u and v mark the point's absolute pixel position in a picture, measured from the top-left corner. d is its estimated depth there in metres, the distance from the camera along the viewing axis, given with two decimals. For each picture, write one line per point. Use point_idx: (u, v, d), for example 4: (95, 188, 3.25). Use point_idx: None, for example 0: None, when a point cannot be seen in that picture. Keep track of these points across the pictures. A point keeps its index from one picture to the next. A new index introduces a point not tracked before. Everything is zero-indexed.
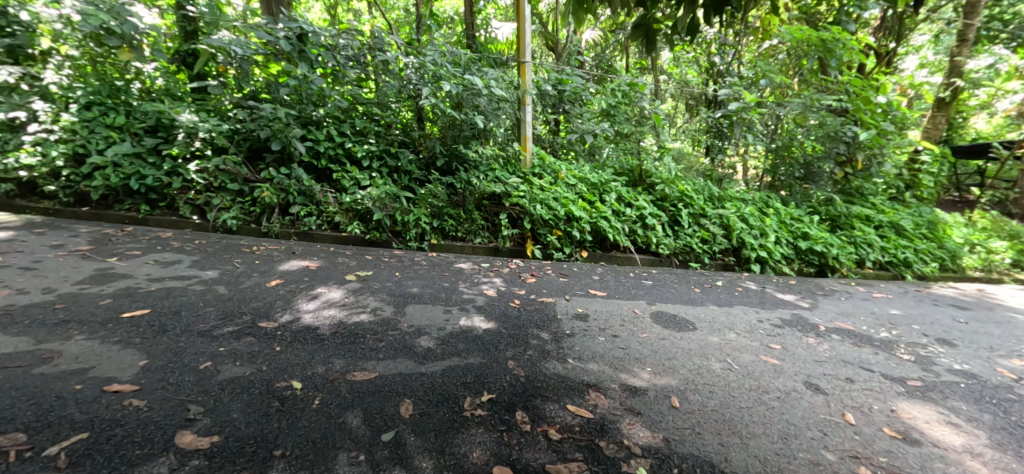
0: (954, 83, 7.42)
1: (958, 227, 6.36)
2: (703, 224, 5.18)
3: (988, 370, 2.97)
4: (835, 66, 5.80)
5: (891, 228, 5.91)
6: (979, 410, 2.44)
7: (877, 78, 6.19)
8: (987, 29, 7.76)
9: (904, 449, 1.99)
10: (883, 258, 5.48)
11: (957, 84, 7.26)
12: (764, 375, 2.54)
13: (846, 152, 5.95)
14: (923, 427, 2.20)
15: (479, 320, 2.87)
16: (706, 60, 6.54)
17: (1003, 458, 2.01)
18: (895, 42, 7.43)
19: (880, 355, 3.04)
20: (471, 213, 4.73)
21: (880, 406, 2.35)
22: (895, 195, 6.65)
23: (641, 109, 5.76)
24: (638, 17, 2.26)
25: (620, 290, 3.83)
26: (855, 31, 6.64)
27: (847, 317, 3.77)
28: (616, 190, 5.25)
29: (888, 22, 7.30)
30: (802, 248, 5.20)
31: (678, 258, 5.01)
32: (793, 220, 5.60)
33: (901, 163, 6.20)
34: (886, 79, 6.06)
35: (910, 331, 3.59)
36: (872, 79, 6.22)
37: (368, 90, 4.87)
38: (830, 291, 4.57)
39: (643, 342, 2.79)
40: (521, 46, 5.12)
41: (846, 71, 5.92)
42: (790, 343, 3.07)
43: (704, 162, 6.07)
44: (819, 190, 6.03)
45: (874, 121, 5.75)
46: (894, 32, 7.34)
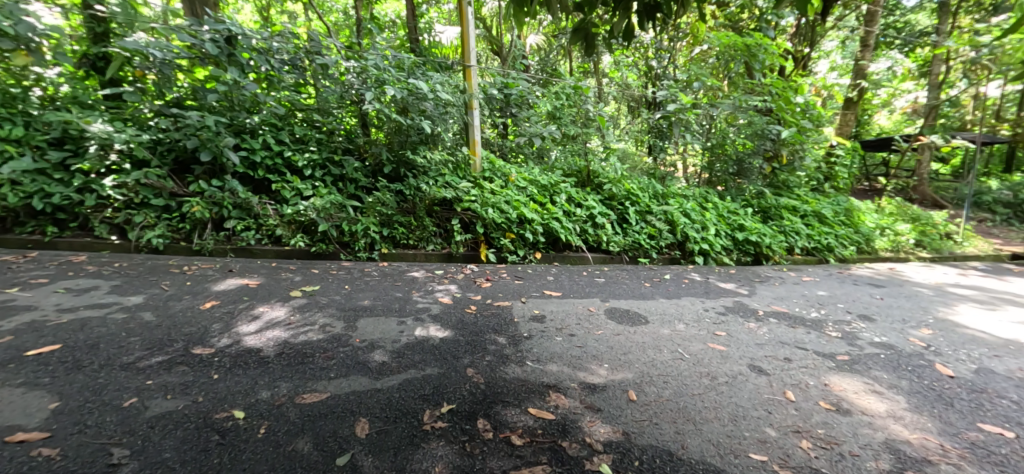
0: (859, 84, 8.15)
1: (870, 213, 7.01)
2: (650, 220, 5.39)
3: (902, 340, 3.29)
4: (759, 69, 6.27)
5: (815, 216, 6.42)
6: (898, 377, 2.68)
7: (795, 80, 6.75)
8: (883, 36, 8.63)
9: (838, 419, 2.15)
10: (809, 245, 5.93)
11: (862, 85, 8.03)
12: (712, 362, 2.66)
13: (773, 149, 6.42)
14: (853, 397, 2.39)
15: (435, 329, 2.80)
16: (645, 64, 6.78)
17: (920, 419, 2.22)
18: (808, 48, 8.18)
19: (812, 333, 3.30)
20: (423, 220, 4.66)
21: (814, 381, 2.53)
22: (817, 187, 7.25)
23: (585, 111, 5.84)
24: (578, 21, 2.32)
25: (574, 289, 3.89)
26: (775, 38, 7.19)
27: (782, 300, 4.06)
28: (566, 191, 5.36)
29: (802, 29, 8.08)
30: (739, 239, 5.53)
31: (628, 255, 5.16)
32: (730, 213, 5.96)
33: (819, 157, 6.75)
34: (803, 81, 6.63)
35: (836, 309, 3.91)
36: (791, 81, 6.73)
37: (308, 96, 4.67)
38: (766, 278, 4.89)
39: (598, 339, 2.84)
40: (465, 49, 5.10)
41: (769, 75, 6.43)
42: (734, 330, 3.24)
43: (648, 161, 6.34)
44: (751, 185, 6.45)
45: (794, 120, 6.25)
46: (807, 38, 8.11)
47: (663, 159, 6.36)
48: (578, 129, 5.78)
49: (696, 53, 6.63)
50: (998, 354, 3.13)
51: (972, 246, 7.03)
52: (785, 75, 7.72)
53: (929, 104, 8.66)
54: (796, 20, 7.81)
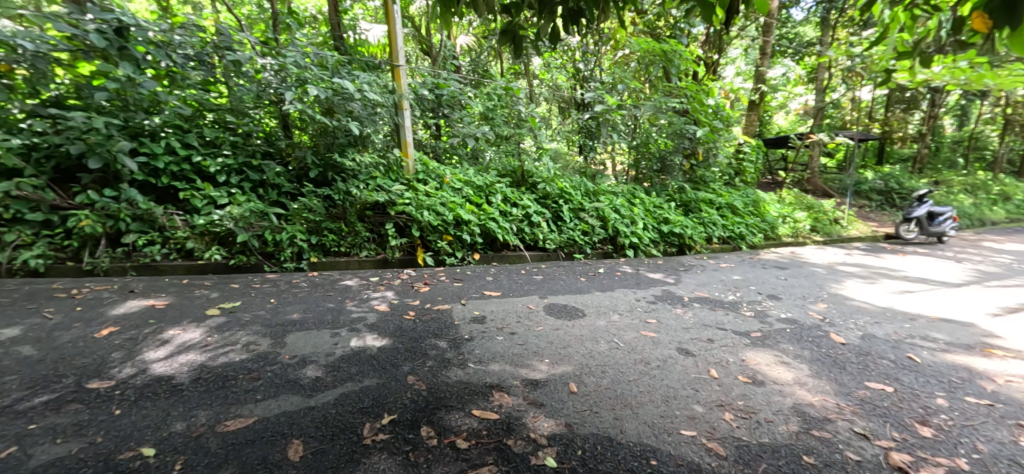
0: (760, 88, 9.01)
1: (774, 204, 7.77)
2: (583, 217, 5.59)
3: (804, 314, 3.69)
4: (675, 73, 6.72)
5: (728, 208, 7.00)
6: (802, 348, 3.00)
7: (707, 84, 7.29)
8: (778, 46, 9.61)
9: (755, 390, 2.36)
10: (725, 234, 6.46)
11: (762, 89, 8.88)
12: (645, 348, 2.81)
13: (690, 147, 6.90)
14: (766, 370, 2.64)
15: (372, 339, 2.70)
16: (573, 66, 7.02)
17: (821, 383, 2.50)
18: (717, 54, 8.92)
19: (730, 315, 3.60)
20: (354, 225, 4.48)
21: (734, 358, 2.76)
22: (729, 181, 7.91)
23: (518, 112, 5.85)
24: (505, 23, 2.35)
25: (513, 287, 3.92)
26: (688, 45, 7.70)
27: (704, 286, 4.39)
28: (501, 191, 5.39)
29: (710, 38, 8.82)
30: (665, 232, 5.90)
31: (564, 251, 5.31)
32: (656, 207, 6.34)
33: (730, 154, 7.37)
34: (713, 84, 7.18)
35: (749, 291, 4.30)
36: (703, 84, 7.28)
37: (220, 95, 4.34)
38: (689, 266, 5.26)
39: (538, 335, 2.89)
40: (393, 48, 4.96)
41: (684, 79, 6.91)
42: (663, 316, 3.45)
43: (579, 160, 6.57)
44: (673, 180, 6.90)
45: (708, 120, 6.77)
46: (715, 45, 8.85)
47: (592, 157, 6.60)
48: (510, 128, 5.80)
49: (619, 57, 6.96)
50: (879, 321, 3.60)
51: (855, 229, 8.03)
52: (698, 79, 8.34)
53: (817, 106, 9.78)
54: (705, 29, 8.46)
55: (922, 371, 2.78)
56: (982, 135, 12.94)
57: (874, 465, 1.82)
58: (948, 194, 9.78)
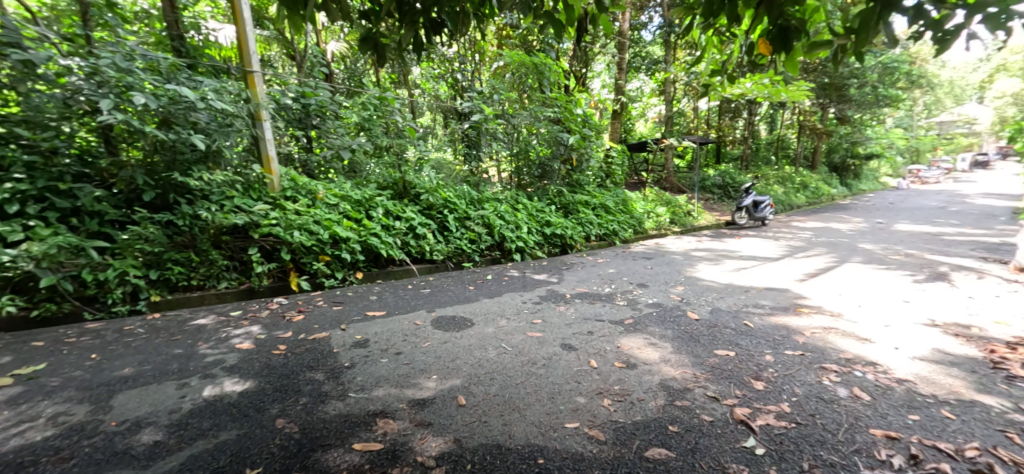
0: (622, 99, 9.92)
1: (641, 201, 8.63)
2: (469, 226, 5.61)
3: (665, 297, 4.18)
4: (547, 85, 7.15)
5: (602, 208, 7.63)
6: (666, 328, 3.38)
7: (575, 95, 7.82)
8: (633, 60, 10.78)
9: (628, 373, 2.59)
10: (601, 231, 7.04)
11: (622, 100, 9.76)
12: (531, 349, 2.91)
13: (566, 153, 7.39)
14: (637, 352, 2.91)
15: (231, 384, 2.36)
16: (450, 77, 7.12)
17: (681, 358, 2.83)
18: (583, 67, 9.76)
19: (606, 306, 3.91)
20: (209, 254, 3.91)
21: (610, 346, 2.99)
22: (601, 183, 8.62)
23: (395, 123, 5.70)
24: (365, 31, 2.27)
25: (399, 305, 3.76)
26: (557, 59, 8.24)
27: (584, 282, 4.70)
28: (382, 204, 5.15)
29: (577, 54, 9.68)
30: (548, 234, 6.21)
31: (452, 261, 5.29)
32: (538, 211, 6.64)
33: (600, 159, 8.07)
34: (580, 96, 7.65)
35: (621, 282, 4.73)
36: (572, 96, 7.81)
37: (7, 101, 3.36)
38: (570, 265, 5.61)
39: (426, 351, 2.81)
40: (243, 52, 4.50)
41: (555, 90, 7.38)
42: (548, 316, 3.60)
43: (463, 169, 6.58)
44: (553, 184, 7.33)
45: (577, 128, 7.32)
46: (581, 60, 9.67)
47: (478, 165, 6.70)
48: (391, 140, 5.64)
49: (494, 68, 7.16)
50: (723, 296, 4.22)
51: (705, 219, 9.38)
52: (567, 90, 8.96)
53: (667, 115, 11.22)
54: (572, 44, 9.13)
55: (755, 334, 3.31)
56: (785, 137, 16.03)
57: (723, 423, 2.11)
58: (766, 186, 11.91)
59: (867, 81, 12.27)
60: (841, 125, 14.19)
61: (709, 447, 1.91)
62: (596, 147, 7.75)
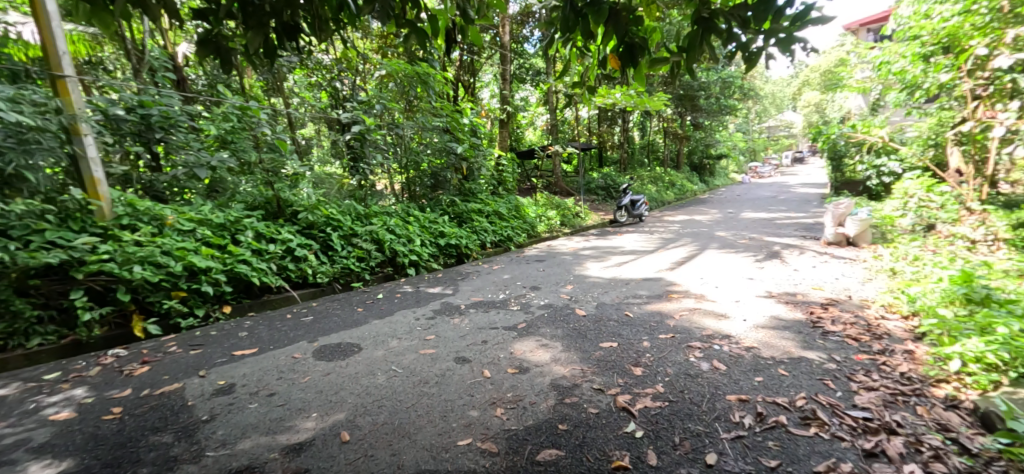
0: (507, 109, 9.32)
1: (533, 207, 8.78)
2: (356, 243, 5.26)
3: (555, 297, 4.37)
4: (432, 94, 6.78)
5: (495, 215, 7.71)
6: (557, 328, 3.53)
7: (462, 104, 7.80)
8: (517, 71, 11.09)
9: (521, 379, 2.64)
10: (496, 238, 7.15)
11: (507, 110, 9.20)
12: (423, 367, 2.81)
13: (457, 163, 7.28)
14: (529, 355, 2.99)
15: (40, 468, 1.89)
16: (330, 86, 6.38)
17: (570, 355, 2.99)
18: (471, 77, 9.94)
19: (501, 313, 3.95)
20: (10, 305, 3.08)
21: (504, 353, 3.03)
22: (494, 191, 8.59)
23: (262, 136, 5.07)
24: (203, 32, 1.99)
25: (273, 339, 3.37)
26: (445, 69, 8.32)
27: (479, 291, 4.68)
28: (252, 226, 4.58)
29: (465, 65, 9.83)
30: (442, 245, 6.11)
31: (339, 283, 4.95)
32: (431, 223, 6.46)
33: (491, 168, 8.11)
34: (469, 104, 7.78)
35: (515, 287, 4.81)
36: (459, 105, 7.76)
37: None
38: (465, 275, 5.56)
39: (305, 388, 2.55)
40: (47, 51, 3.67)
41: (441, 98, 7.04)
42: (442, 330, 3.53)
43: (350, 183, 6.17)
44: (447, 194, 7.22)
45: (465, 137, 7.21)
46: (469, 70, 9.84)
47: (372, 177, 6.32)
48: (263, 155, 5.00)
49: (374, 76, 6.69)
50: (607, 290, 4.53)
51: (590, 219, 9.97)
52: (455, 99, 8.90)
53: (551, 124, 11.87)
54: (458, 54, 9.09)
55: (634, 323, 3.62)
56: (654, 142, 17.90)
57: (607, 413, 2.31)
58: (641, 186, 13.22)
59: (711, 93, 14.50)
60: (697, 130, 16.28)
61: (595, 439, 2.06)
62: (486, 155, 7.73)
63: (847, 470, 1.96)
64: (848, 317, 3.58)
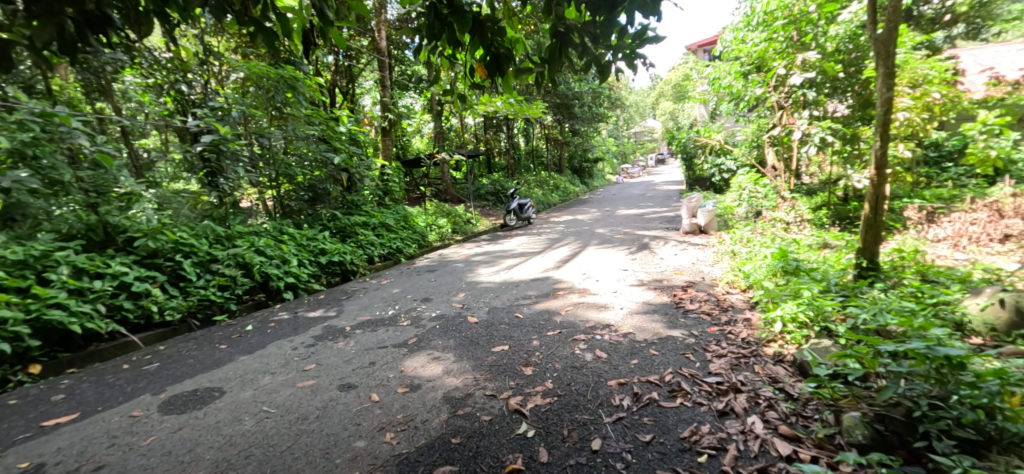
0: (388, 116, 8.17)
1: (422, 216, 8.11)
2: (216, 270, 4.56)
3: (448, 307, 4.28)
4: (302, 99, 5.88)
5: (382, 226, 7.01)
6: (448, 338, 3.56)
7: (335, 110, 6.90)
8: (400, 77, 10.69)
9: (412, 398, 2.69)
10: (384, 251, 6.52)
11: (389, 116, 8.05)
12: (302, 402, 2.64)
13: (337, 173, 6.50)
14: (421, 372, 3.05)
15: None
16: (172, 89, 5.11)
17: (461, 365, 3.10)
18: (350, 83, 9.39)
19: (390, 330, 3.81)
20: None
21: (393, 374, 3.03)
22: (379, 202, 7.76)
23: (77, 147, 3.78)
24: None
25: (102, 398, 2.78)
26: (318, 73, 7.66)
27: (366, 310, 4.38)
28: (69, 260, 3.62)
29: (342, 69, 9.19)
30: (324, 263, 5.50)
31: (197, 318, 4.26)
32: (309, 240, 5.76)
33: (374, 178, 7.34)
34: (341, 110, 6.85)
35: (406, 300, 4.57)
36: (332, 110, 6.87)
37: None
38: (351, 292, 5.10)
39: (149, 449, 2.19)
40: None
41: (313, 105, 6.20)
42: (323, 357, 3.35)
43: (208, 201, 5.03)
44: (327, 208, 6.46)
45: (344, 147, 6.46)
46: (347, 75, 9.25)
47: (236, 192, 5.33)
48: (82, 173, 3.82)
49: (231, 80, 5.59)
50: (498, 294, 4.58)
51: (482, 225, 9.54)
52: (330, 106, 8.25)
53: (438, 132, 11.68)
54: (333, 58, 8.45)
55: (524, 323, 3.74)
56: (538, 147, 18.69)
57: (500, 417, 2.46)
58: (528, 190, 13.68)
59: (585, 102, 15.74)
60: (575, 136, 17.42)
61: (489, 446, 2.20)
62: (369, 165, 7.03)
63: (706, 431, 2.26)
64: (702, 296, 4.13)
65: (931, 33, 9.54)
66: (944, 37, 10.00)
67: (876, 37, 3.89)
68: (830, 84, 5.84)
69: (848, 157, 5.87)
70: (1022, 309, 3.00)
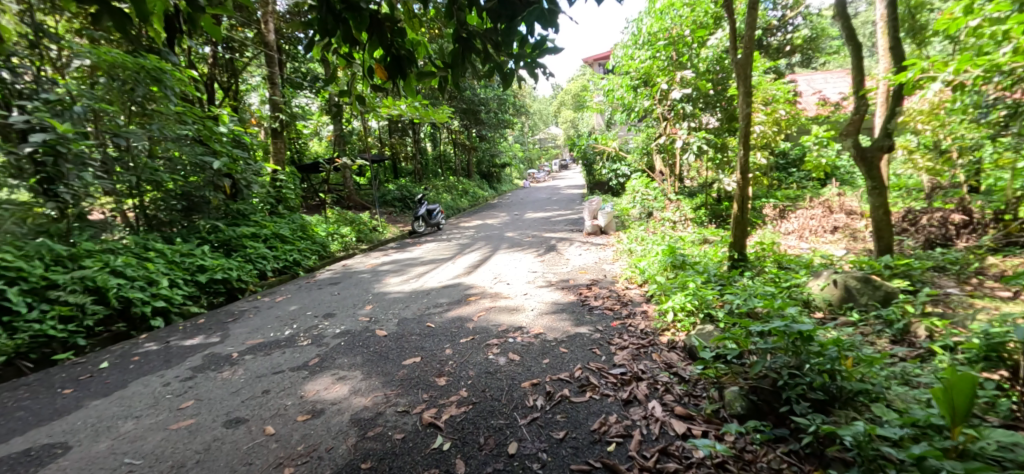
0: (280, 117, 7.46)
1: (321, 224, 7.55)
2: (57, 298, 3.75)
3: (354, 321, 4.02)
4: (171, 95, 5.15)
5: (275, 237, 6.38)
6: (354, 355, 3.35)
7: (214, 110, 6.11)
8: (292, 74, 9.85)
9: (313, 425, 2.53)
10: (278, 265, 5.93)
11: (281, 117, 7.34)
12: (175, 449, 2.36)
13: (218, 179, 5.77)
14: (324, 394, 2.84)
15: None
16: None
17: (369, 382, 2.94)
18: (232, 78, 8.44)
19: (286, 352, 3.49)
20: None
21: (291, 400, 2.80)
22: (271, 210, 7.05)
23: None
24: None
25: None
26: (191, 65, 6.75)
27: (257, 331, 3.95)
28: None
29: (221, 63, 8.22)
30: (204, 282, 4.82)
31: (29, 359, 3.46)
32: (184, 256, 5.01)
33: (264, 184, 6.66)
34: (221, 110, 6.10)
35: (305, 318, 4.20)
36: (210, 110, 6.14)
37: None
38: (239, 313, 4.55)
39: None
40: None
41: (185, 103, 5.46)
42: (204, 390, 2.97)
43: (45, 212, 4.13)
44: (206, 219, 5.66)
45: (225, 149, 5.77)
46: (228, 69, 8.28)
47: (84, 202, 4.42)
48: None
49: (73, 67, 4.63)
50: (408, 304, 4.40)
51: (389, 232, 9.15)
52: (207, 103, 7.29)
53: (338, 135, 10.98)
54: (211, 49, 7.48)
55: (436, 332, 3.65)
56: (446, 152, 18.46)
57: (414, 433, 2.39)
58: (437, 195, 13.47)
59: (491, 108, 15.96)
60: (482, 141, 17.55)
61: (403, 466, 2.15)
62: (258, 170, 6.34)
63: (614, 421, 2.40)
64: (605, 292, 4.40)
65: (777, 59, 11.29)
66: (787, 63, 11.91)
67: (736, 62, 4.49)
68: (704, 100, 6.62)
69: (719, 163, 6.71)
70: (849, 287, 3.65)
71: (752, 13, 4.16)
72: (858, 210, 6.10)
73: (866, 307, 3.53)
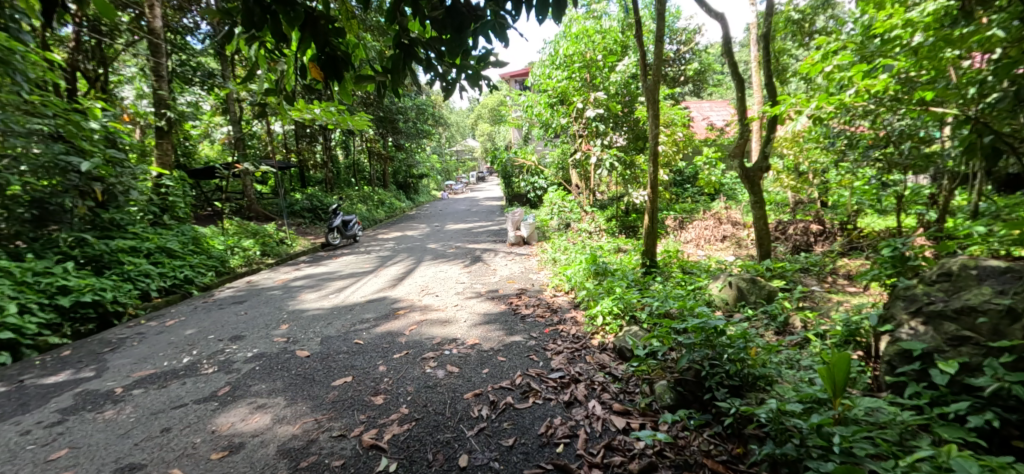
0: (166, 114, 6.57)
1: (217, 237, 6.75)
2: None
3: (269, 343, 3.64)
4: (23, 80, 4.26)
5: (161, 252, 5.56)
6: (273, 380, 3.03)
7: (80, 101, 5.20)
8: (180, 68, 8.75)
9: (232, 462, 2.24)
10: (165, 283, 5.15)
11: (169, 115, 6.45)
12: None
13: (85, 184, 4.84)
14: (241, 427, 2.53)
15: None
16: None
17: (296, 408, 2.69)
18: (101, 66, 7.27)
19: (187, 382, 3.05)
20: None
21: (201, 436, 2.45)
22: (155, 221, 6.14)
23: None
24: None
25: None
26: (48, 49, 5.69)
27: (145, 361, 3.39)
28: None
29: (87, 48, 7.02)
30: (68, 306, 4.02)
31: None
32: (38, 275, 4.14)
33: (146, 190, 5.79)
34: (90, 103, 5.20)
35: (207, 342, 3.71)
36: (77, 102, 5.23)
37: None
38: (118, 342, 3.87)
39: None
40: None
41: (40, 90, 4.57)
42: (81, 435, 2.48)
43: None
44: (68, 231, 4.73)
45: (96, 150, 4.95)
46: (96, 56, 7.10)
47: None
48: None
49: None
50: (330, 321, 4.10)
51: (299, 245, 8.44)
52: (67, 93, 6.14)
53: (236, 139, 9.86)
54: (72, 31, 6.36)
55: (366, 350, 3.46)
56: (360, 161, 17.65)
57: (355, 458, 2.23)
58: (351, 206, 12.78)
59: (408, 118, 15.66)
60: (399, 151, 17.09)
61: None
62: (137, 173, 5.45)
63: (559, 423, 2.48)
64: (535, 300, 4.53)
65: (674, 87, 12.66)
66: (681, 92, 13.42)
67: (646, 88, 4.96)
68: (614, 120, 7.28)
69: (629, 179, 7.35)
70: (741, 287, 4.20)
71: (659, 46, 4.64)
72: (741, 221, 7.05)
73: (754, 303, 4.09)
